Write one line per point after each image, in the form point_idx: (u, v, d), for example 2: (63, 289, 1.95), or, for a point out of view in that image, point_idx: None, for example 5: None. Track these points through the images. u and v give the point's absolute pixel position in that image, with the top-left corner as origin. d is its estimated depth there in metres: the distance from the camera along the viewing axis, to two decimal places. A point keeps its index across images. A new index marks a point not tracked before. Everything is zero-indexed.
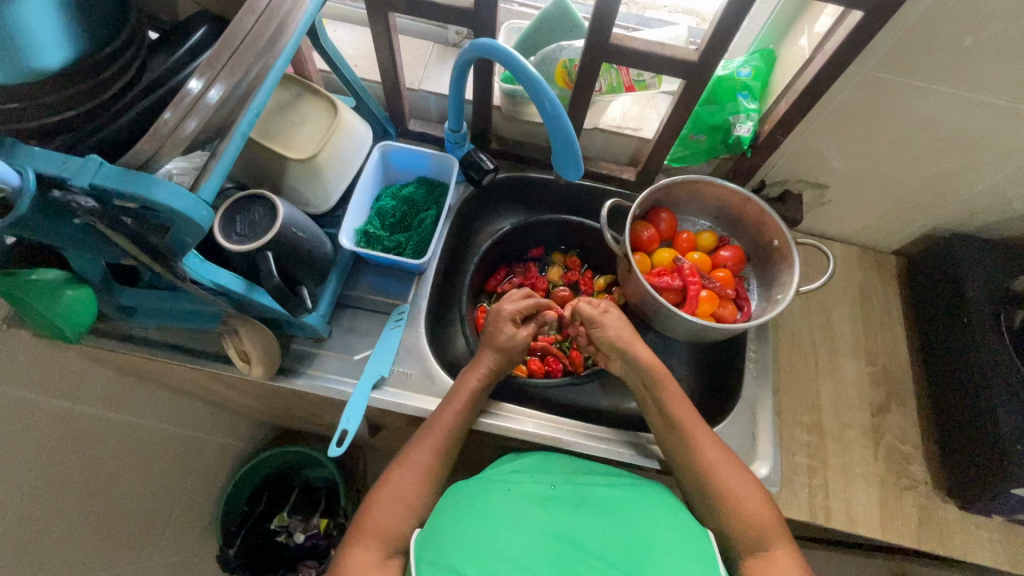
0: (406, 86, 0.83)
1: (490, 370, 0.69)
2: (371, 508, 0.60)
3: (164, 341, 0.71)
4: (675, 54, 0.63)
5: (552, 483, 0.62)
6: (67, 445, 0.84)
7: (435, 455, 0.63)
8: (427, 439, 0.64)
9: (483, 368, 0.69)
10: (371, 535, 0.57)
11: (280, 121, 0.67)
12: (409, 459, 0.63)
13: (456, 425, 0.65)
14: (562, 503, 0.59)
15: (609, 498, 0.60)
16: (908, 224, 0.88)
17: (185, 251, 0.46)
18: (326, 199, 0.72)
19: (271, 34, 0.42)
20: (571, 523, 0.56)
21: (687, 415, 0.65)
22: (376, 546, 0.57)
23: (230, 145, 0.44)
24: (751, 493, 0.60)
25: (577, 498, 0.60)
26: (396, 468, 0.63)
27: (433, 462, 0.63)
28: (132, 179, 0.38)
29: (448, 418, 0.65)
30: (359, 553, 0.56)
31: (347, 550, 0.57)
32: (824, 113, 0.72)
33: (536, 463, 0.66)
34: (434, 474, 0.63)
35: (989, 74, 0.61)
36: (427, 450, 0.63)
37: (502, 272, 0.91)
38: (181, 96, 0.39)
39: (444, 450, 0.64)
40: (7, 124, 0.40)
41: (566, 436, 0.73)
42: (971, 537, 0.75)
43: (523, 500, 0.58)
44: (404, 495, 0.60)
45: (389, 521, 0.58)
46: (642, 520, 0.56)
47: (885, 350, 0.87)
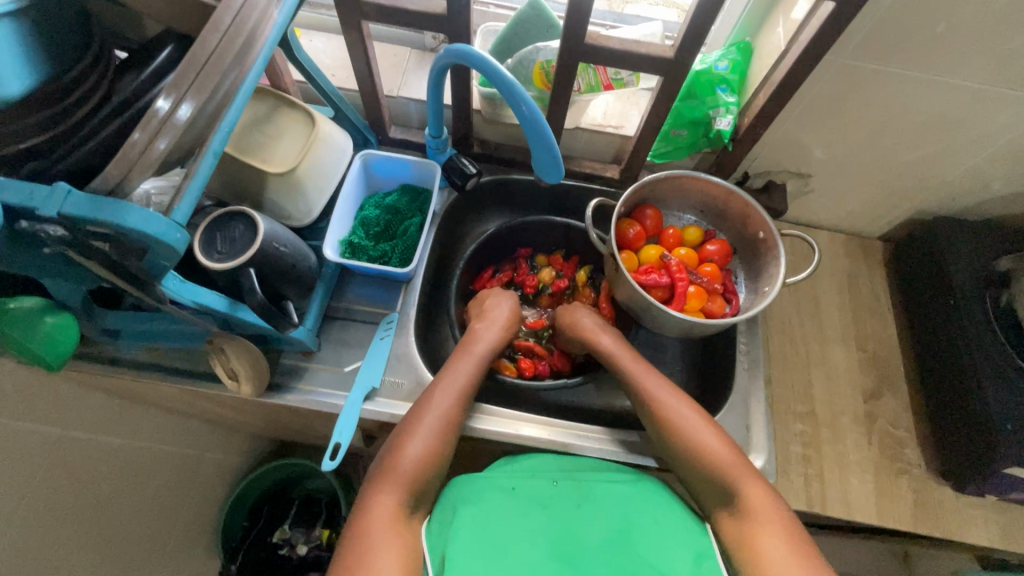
0: (385, 93, 0.82)
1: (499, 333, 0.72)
2: (393, 453, 0.59)
3: (152, 362, 0.70)
4: (651, 52, 0.63)
5: (554, 481, 0.62)
6: (60, 471, 0.82)
7: (454, 403, 0.63)
8: (444, 390, 0.63)
9: (488, 332, 0.72)
10: (394, 482, 0.57)
11: (257, 135, 0.66)
12: (428, 408, 0.62)
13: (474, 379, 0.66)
14: (564, 504, 0.60)
15: (613, 497, 0.60)
16: (892, 210, 0.89)
17: (163, 273, 0.45)
18: (307, 211, 0.71)
19: (239, 49, 0.42)
20: (572, 528, 0.58)
21: (674, 395, 0.65)
22: (394, 495, 0.56)
23: (203, 165, 0.43)
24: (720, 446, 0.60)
25: (581, 498, 0.61)
26: (414, 416, 0.62)
27: (454, 409, 0.63)
28: (101, 206, 0.37)
29: (465, 369, 0.66)
30: (379, 499, 0.56)
31: (369, 496, 0.56)
32: (802, 104, 0.73)
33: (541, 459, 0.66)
34: (454, 422, 0.62)
35: (963, 59, 0.62)
36: (449, 398, 0.63)
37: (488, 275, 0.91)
38: (149, 117, 0.38)
39: (464, 397, 0.64)
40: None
41: (553, 433, 0.70)
42: (966, 518, 0.75)
43: (523, 504, 0.60)
44: (427, 438, 0.60)
45: (411, 468, 0.58)
46: (639, 524, 0.58)
47: (875, 336, 0.87)
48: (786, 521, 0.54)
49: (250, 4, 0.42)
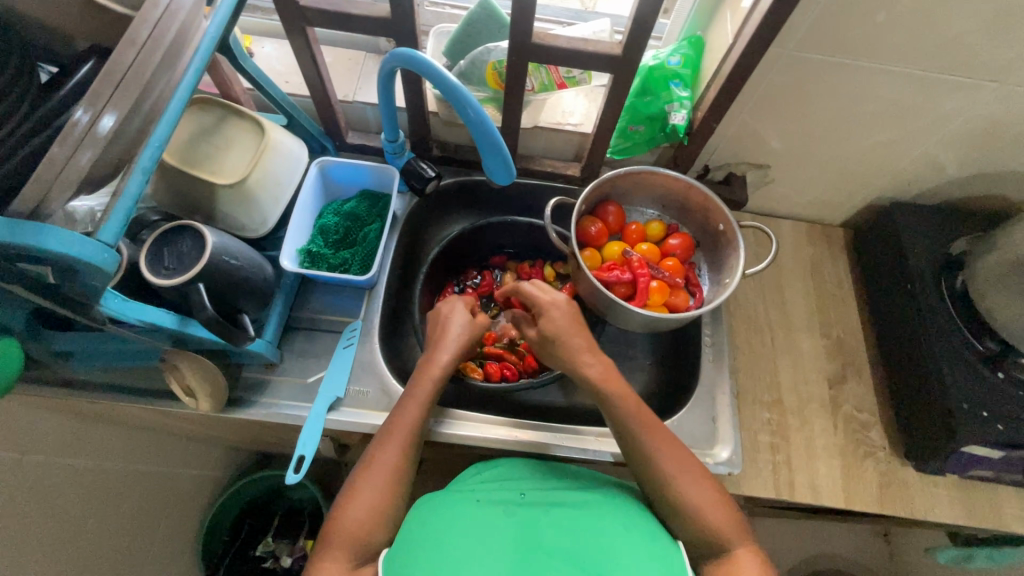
0: (340, 98, 0.81)
1: (455, 349, 0.68)
2: (338, 515, 0.57)
3: (108, 382, 0.68)
4: (599, 49, 0.63)
5: (521, 494, 0.62)
6: (21, 498, 0.80)
7: (400, 455, 0.61)
8: (391, 441, 0.61)
9: (444, 349, 0.69)
10: (340, 546, 0.54)
11: (205, 146, 0.65)
12: (376, 462, 0.60)
13: (420, 426, 0.63)
14: (531, 509, 0.59)
15: (579, 501, 0.61)
16: (852, 197, 0.90)
17: (97, 294, 0.44)
18: (263, 222, 0.70)
19: (160, 60, 0.41)
20: (542, 524, 0.56)
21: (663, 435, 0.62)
22: (346, 556, 0.54)
23: (132, 182, 0.42)
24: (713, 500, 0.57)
25: (548, 502, 0.61)
26: (362, 472, 0.59)
27: (399, 461, 0.60)
28: (19, 229, 0.36)
29: (411, 413, 0.64)
30: (326, 563, 0.53)
31: (316, 562, 0.54)
32: (755, 96, 0.73)
33: (507, 476, 0.67)
34: (402, 475, 0.60)
35: (905, 47, 0.62)
36: (395, 450, 0.60)
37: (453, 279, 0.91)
38: (69, 129, 0.37)
39: (411, 445, 0.62)
40: None
41: (500, 430, 0.73)
42: (930, 497, 0.77)
43: (489, 511, 0.58)
44: (372, 499, 0.57)
45: (357, 530, 0.55)
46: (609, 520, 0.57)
47: (839, 322, 0.89)
48: (750, 553, 0.54)
49: (169, 15, 0.42)
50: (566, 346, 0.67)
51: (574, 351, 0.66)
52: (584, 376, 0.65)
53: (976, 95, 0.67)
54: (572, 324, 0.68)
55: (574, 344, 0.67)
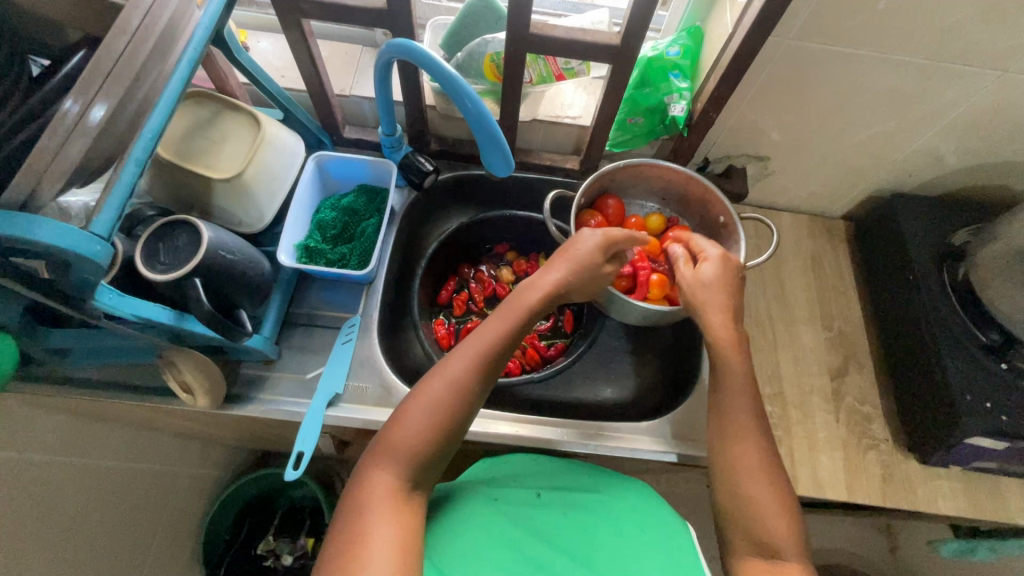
0: (336, 93, 0.81)
1: (562, 275, 0.61)
2: (395, 428, 0.53)
3: (107, 380, 0.68)
4: (597, 40, 0.62)
5: (538, 493, 0.62)
6: (19, 497, 0.79)
7: (471, 373, 0.56)
8: (465, 355, 0.56)
9: (553, 269, 0.62)
10: (393, 460, 0.51)
11: (200, 140, 0.64)
12: (448, 369, 0.55)
13: (502, 344, 0.58)
14: (549, 512, 0.59)
15: (596, 503, 0.60)
16: (852, 188, 0.90)
17: (93, 287, 0.43)
18: (260, 216, 0.69)
19: (152, 48, 0.41)
20: (558, 530, 0.57)
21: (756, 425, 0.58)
22: (401, 466, 0.51)
23: (125, 173, 0.41)
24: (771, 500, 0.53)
25: (565, 504, 0.61)
26: (428, 380, 0.55)
27: (471, 376, 0.55)
28: (9, 221, 0.35)
29: (494, 332, 0.58)
30: (378, 475, 0.50)
31: (366, 470, 0.51)
32: (755, 87, 0.73)
33: (528, 471, 0.66)
34: (467, 392, 0.55)
35: (905, 36, 0.62)
36: (468, 363, 0.56)
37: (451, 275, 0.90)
38: (60, 119, 0.37)
39: (486, 364, 0.56)
40: None
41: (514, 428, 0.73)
42: (933, 489, 0.76)
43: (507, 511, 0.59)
44: (435, 411, 0.53)
45: (417, 437, 0.52)
46: (625, 527, 0.57)
47: (840, 314, 0.88)
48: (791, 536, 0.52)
49: (160, 5, 0.42)
50: (708, 299, 0.62)
51: (717, 304, 0.61)
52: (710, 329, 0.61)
53: (978, 84, 0.67)
54: (717, 281, 0.62)
55: (717, 298, 0.62)
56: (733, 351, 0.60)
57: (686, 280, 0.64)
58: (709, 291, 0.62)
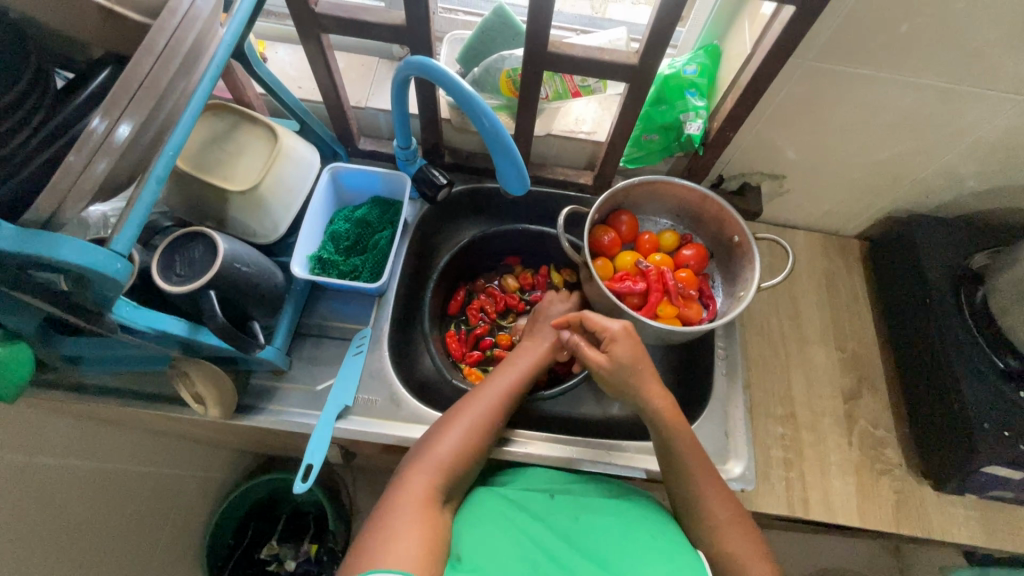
0: (352, 104, 0.81)
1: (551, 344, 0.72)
2: (427, 448, 0.59)
3: (119, 386, 0.69)
4: (615, 58, 0.62)
5: (551, 494, 0.63)
6: (29, 499, 0.80)
7: (495, 407, 0.63)
8: (488, 391, 0.65)
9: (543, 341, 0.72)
10: (426, 472, 0.56)
11: (217, 152, 0.65)
12: (477, 401, 0.64)
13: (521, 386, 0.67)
14: (559, 516, 0.60)
15: (608, 512, 0.60)
16: (868, 209, 0.89)
17: (110, 304, 0.43)
18: (274, 228, 0.69)
19: (177, 67, 0.41)
20: (568, 535, 0.57)
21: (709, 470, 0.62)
22: (434, 479, 0.56)
23: (146, 191, 0.42)
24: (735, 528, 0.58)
25: (576, 509, 0.61)
26: (460, 408, 0.63)
27: (496, 407, 0.63)
28: (33, 240, 0.36)
29: (513, 375, 0.67)
30: (409, 484, 0.55)
31: (402, 478, 0.56)
32: (772, 106, 0.72)
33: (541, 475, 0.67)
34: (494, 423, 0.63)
35: (927, 59, 0.61)
36: (494, 397, 0.64)
37: (462, 288, 0.90)
38: (86, 136, 0.37)
39: (507, 401, 0.65)
40: None
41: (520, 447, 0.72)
42: (948, 517, 0.75)
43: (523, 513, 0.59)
44: (466, 431, 0.60)
45: (451, 453, 0.58)
46: (636, 536, 0.56)
47: (854, 336, 0.87)
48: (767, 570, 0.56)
49: (186, 23, 0.41)
50: (630, 380, 0.63)
51: (644, 384, 0.64)
52: (648, 403, 0.63)
53: (1000, 108, 0.66)
54: (635, 359, 0.63)
55: (643, 373, 0.64)
56: (665, 410, 0.63)
57: (600, 366, 0.64)
58: (630, 373, 0.63)
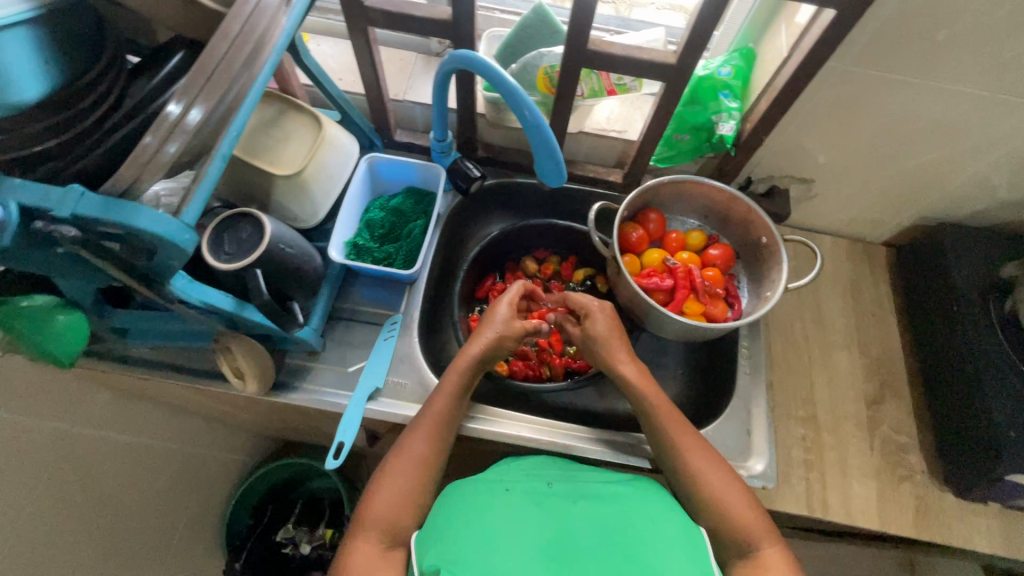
0: (391, 97, 0.83)
1: (485, 348, 0.68)
2: (370, 502, 0.59)
3: (159, 360, 0.71)
4: (653, 58, 0.63)
5: (550, 483, 0.62)
6: (68, 467, 0.83)
7: (431, 443, 0.63)
8: (422, 428, 0.64)
9: (474, 346, 0.68)
10: (373, 529, 0.57)
11: (265, 138, 0.67)
12: (404, 449, 0.62)
13: (448, 415, 0.65)
14: (558, 500, 0.60)
15: (606, 493, 0.61)
16: (896, 215, 0.89)
17: (172, 274, 0.46)
18: (314, 213, 0.72)
19: (247, 56, 0.43)
20: (568, 518, 0.57)
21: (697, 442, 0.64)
22: (376, 538, 0.56)
23: (212, 167, 0.44)
24: (735, 495, 0.59)
25: (573, 494, 0.61)
26: (392, 460, 0.62)
27: (427, 450, 0.62)
28: (114, 208, 0.38)
29: (441, 404, 0.65)
30: (360, 545, 0.56)
31: (347, 543, 0.57)
32: (805, 110, 0.73)
33: (535, 464, 0.67)
34: (428, 464, 0.62)
35: (965, 66, 0.62)
36: (422, 438, 0.63)
37: (490, 277, 0.92)
38: (161, 119, 0.39)
39: (441, 435, 0.64)
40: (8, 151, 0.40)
41: (536, 433, 0.73)
42: (969, 525, 0.75)
43: (518, 504, 0.58)
44: (400, 484, 0.60)
45: (387, 511, 0.58)
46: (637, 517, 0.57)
47: (878, 342, 0.87)
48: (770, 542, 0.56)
49: (257, 12, 0.43)
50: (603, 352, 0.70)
51: (613, 352, 0.70)
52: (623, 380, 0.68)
53: None
54: (608, 330, 0.71)
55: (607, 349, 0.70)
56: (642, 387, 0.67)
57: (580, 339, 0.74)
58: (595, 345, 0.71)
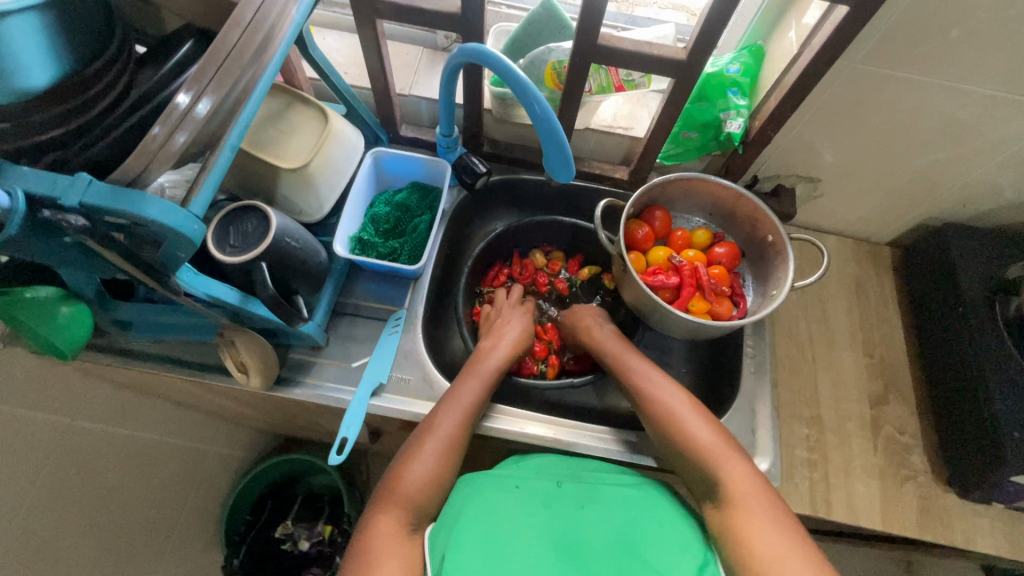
0: (397, 91, 0.83)
1: (507, 353, 0.71)
2: (399, 475, 0.58)
3: (161, 354, 0.71)
4: (663, 53, 0.63)
5: (558, 483, 0.61)
6: (68, 461, 0.83)
7: (460, 426, 0.62)
8: (449, 410, 0.63)
9: (499, 348, 0.71)
10: (400, 504, 0.56)
11: (270, 130, 0.67)
12: (437, 427, 0.61)
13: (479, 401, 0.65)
14: (565, 504, 0.59)
15: (615, 496, 0.60)
16: (901, 216, 0.89)
17: (179, 265, 0.45)
18: (319, 208, 0.72)
19: (258, 46, 0.43)
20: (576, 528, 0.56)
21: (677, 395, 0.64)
22: (398, 514, 0.55)
23: (221, 157, 0.44)
24: (709, 435, 0.60)
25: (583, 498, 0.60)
26: (422, 437, 0.61)
27: (459, 431, 0.61)
28: (122, 198, 0.38)
29: (469, 392, 0.65)
30: (380, 520, 0.55)
31: (371, 515, 0.56)
32: (813, 108, 0.73)
33: (547, 462, 0.65)
34: (460, 444, 0.61)
35: (975, 65, 0.62)
36: (454, 420, 0.62)
37: (499, 265, 0.92)
38: (170, 110, 0.38)
39: (469, 420, 0.63)
40: (16, 137, 0.40)
41: (539, 430, 0.72)
42: (972, 525, 0.75)
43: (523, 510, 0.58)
44: (431, 463, 0.59)
45: (417, 488, 0.57)
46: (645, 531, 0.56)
47: (882, 341, 0.87)
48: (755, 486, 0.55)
49: (268, 2, 0.43)
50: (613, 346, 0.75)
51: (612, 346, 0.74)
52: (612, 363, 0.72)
53: None
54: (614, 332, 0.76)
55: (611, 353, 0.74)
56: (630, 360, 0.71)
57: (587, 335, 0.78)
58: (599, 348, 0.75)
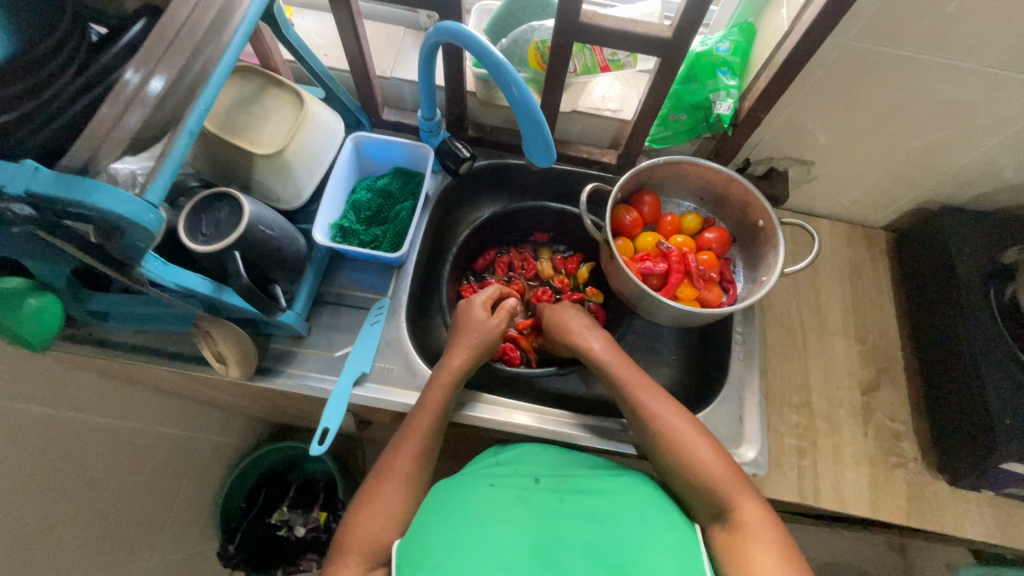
0: (378, 74, 0.80)
1: (467, 358, 0.67)
2: (356, 518, 0.58)
3: (141, 345, 0.70)
4: (648, 31, 0.60)
5: (537, 479, 0.61)
6: (53, 453, 0.82)
7: (416, 458, 0.61)
8: (407, 445, 0.62)
9: (458, 357, 0.67)
10: (353, 548, 0.55)
11: (244, 115, 0.65)
12: (391, 469, 0.61)
13: (437, 423, 0.64)
14: (542, 496, 0.58)
15: (591, 487, 0.59)
16: (896, 199, 0.87)
17: (142, 256, 0.44)
18: (297, 194, 0.70)
19: (209, 25, 0.42)
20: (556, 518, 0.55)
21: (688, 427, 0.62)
22: (357, 561, 0.54)
23: (177, 144, 0.42)
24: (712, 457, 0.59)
25: (560, 489, 0.59)
26: (377, 479, 0.61)
27: (415, 466, 0.61)
28: (70, 185, 0.36)
29: (426, 419, 0.63)
30: (342, 565, 0.55)
31: (332, 565, 0.56)
32: (806, 89, 0.70)
33: (521, 456, 0.65)
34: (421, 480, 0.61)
35: (974, 41, 0.59)
36: (411, 452, 0.61)
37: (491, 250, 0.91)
38: (120, 89, 0.38)
39: (425, 456, 0.62)
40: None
41: (524, 418, 0.72)
42: (962, 512, 0.75)
43: (504, 502, 0.56)
44: (390, 504, 0.58)
45: (374, 531, 0.56)
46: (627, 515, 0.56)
47: (875, 328, 0.86)
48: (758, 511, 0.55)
49: None
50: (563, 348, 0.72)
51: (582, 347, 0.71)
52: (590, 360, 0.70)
53: None
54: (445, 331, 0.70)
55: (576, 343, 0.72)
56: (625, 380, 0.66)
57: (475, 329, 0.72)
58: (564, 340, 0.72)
